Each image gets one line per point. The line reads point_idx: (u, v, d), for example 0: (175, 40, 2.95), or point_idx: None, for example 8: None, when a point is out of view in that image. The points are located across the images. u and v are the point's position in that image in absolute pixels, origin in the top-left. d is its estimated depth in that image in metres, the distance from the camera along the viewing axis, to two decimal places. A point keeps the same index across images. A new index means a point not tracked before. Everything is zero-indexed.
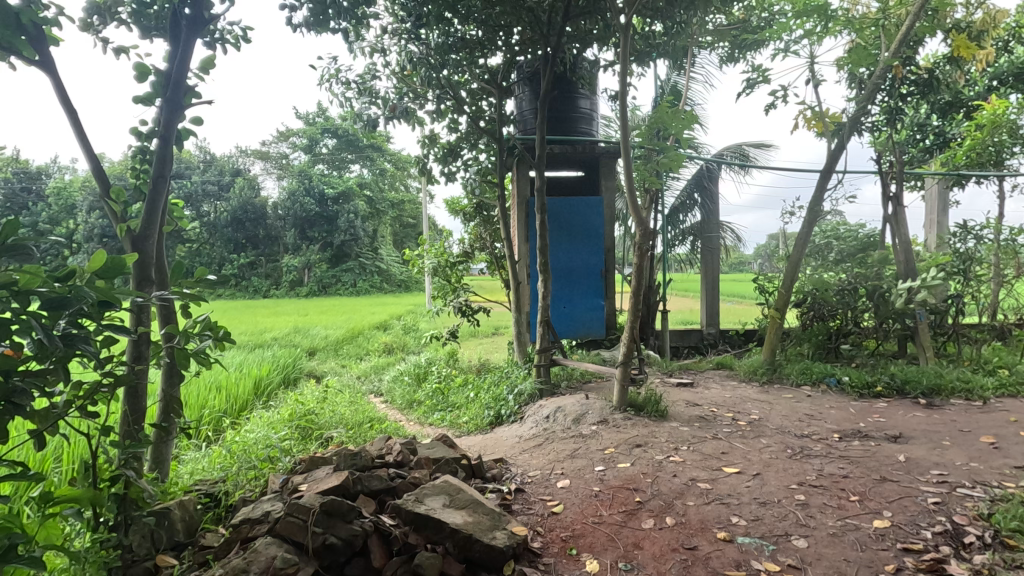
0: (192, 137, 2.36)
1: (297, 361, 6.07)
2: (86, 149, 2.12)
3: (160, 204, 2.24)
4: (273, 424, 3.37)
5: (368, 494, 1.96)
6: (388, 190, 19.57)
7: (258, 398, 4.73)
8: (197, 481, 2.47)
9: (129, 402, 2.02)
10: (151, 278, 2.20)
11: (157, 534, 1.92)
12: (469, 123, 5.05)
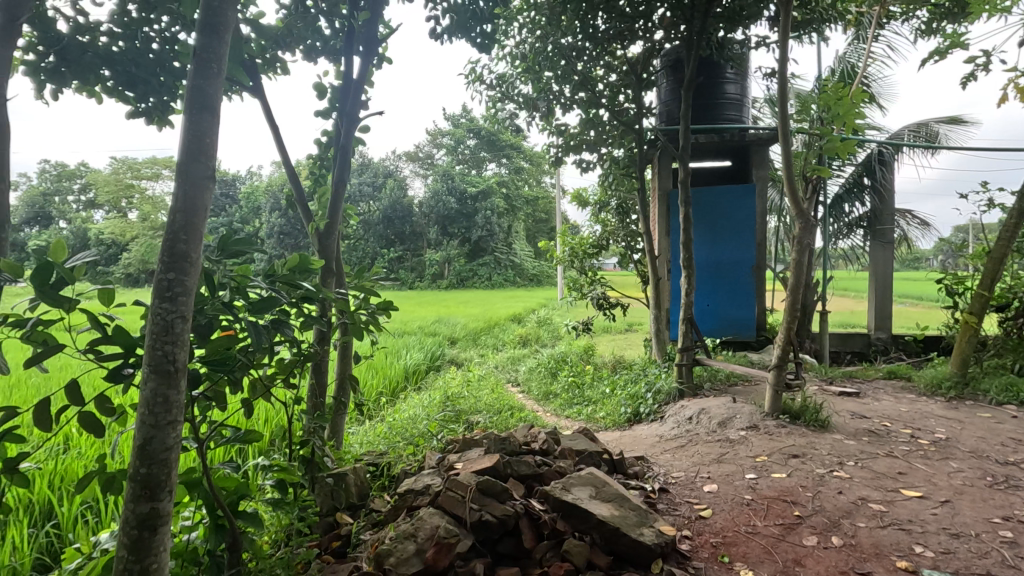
0: (362, 144, 2.64)
1: (440, 350, 6.47)
2: (283, 158, 2.48)
3: (340, 206, 2.53)
4: (426, 406, 3.66)
5: (517, 478, 2.06)
6: (522, 186, 20.11)
7: (407, 381, 5.13)
8: (366, 452, 2.79)
9: (315, 376, 2.32)
10: (331, 270, 2.49)
11: (337, 494, 2.21)
12: (606, 116, 4.98)
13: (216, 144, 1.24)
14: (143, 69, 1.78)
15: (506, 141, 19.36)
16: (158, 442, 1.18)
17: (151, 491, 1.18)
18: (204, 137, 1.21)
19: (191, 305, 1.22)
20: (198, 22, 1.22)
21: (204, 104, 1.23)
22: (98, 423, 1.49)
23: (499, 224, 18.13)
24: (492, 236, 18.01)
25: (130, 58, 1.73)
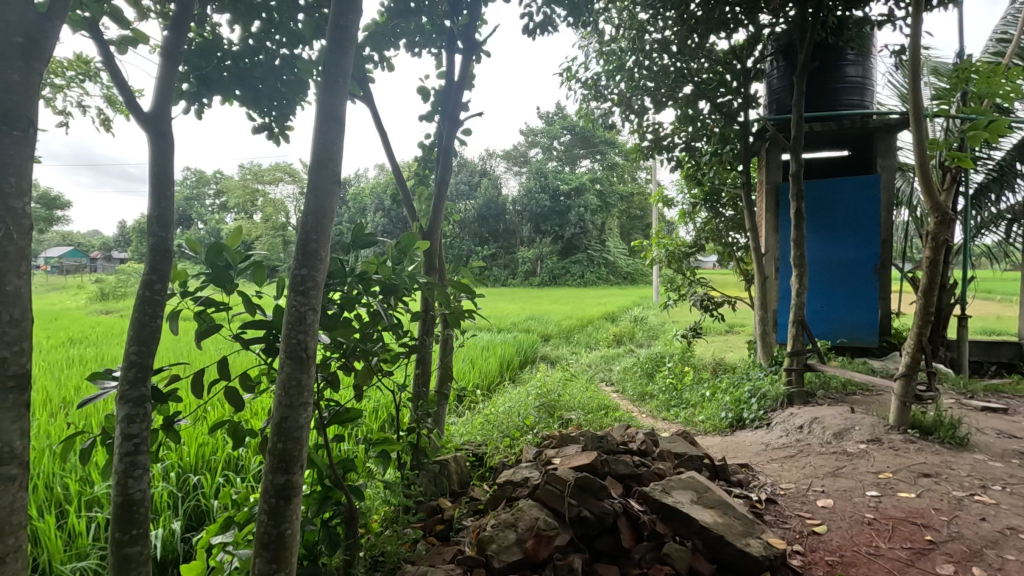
0: (463, 145, 2.74)
1: (534, 347, 6.55)
2: (391, 159, 2.64)
3: (442, 205, 2.64)
4: (522, 401, 3.73)
5: (614, 477, 2.04)
6: (616, 183, 19.76)
7: (502, 375, 5.25)
8: (466, 441, 2.91)
9: (420, 366, 2.45)
10: (434, 265, 2.59)
11: (440, 479, 2.33)
12: (708, 108, 4.77)
13: (341, 153, 1.35)
14: (266, 85, 1.92)
15: (600, 137, 19.12)
16: (293, 421, 1.31)
17: (285, 464, 1.31)
18: (331, 146, 1.32)
19: (319, 298, 1.35)
20: (327, 39, 1.34)
21: (330, 115, 1.34)
22: (240, 400, 1.68)
23: (593, 221, 17.95)
24: (585, 233, 17.91)
25: (256, 74, 1.88)
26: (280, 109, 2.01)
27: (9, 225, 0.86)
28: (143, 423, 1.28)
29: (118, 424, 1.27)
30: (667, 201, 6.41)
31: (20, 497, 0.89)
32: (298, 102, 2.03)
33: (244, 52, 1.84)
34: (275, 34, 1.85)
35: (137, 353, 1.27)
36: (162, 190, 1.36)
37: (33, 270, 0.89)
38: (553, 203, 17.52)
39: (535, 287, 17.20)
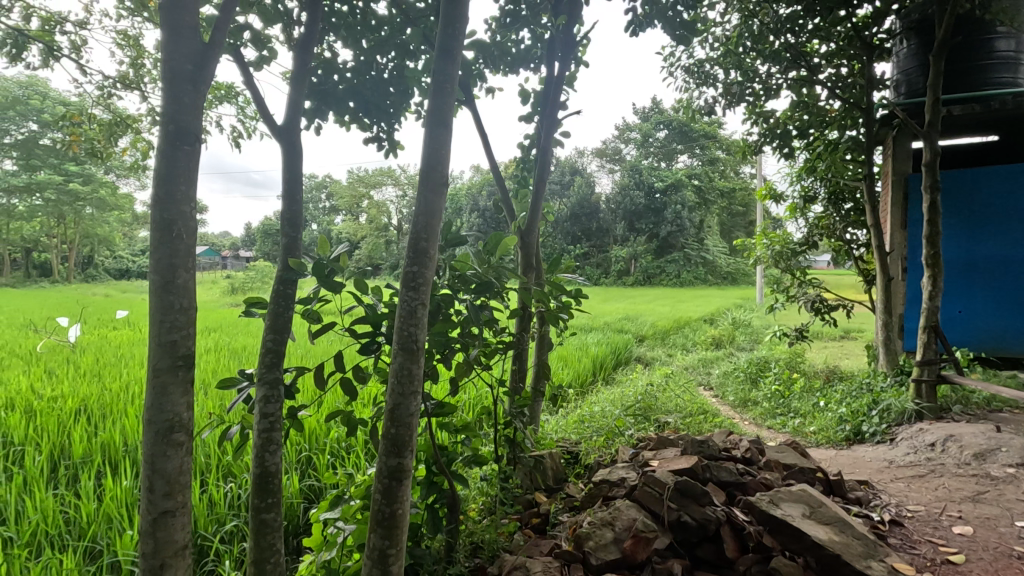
0: (561, 144, 2.75)
1: (627, 347, 6.42)
2: (491, 159, 2.72)
3: (540, 204, 2.66)
4: (617, 402, 3.68)
5: (716, 484, 1.97)
6: (716, 178, 18.86)
7: (595, 375, 5.21)
8: (561, 439, 2.93)
9: (516, 363, 2.50)
10: (532, 265, 2.61)
11: (535, 474, 2.37)
12: (825, 94, 4.41)
13: (449, 156, 1.41)
14: (376, 97, 2.05)
15: (699, 130, 18.38)
16: (405, 409, 1.40)
17: (398, 448, 1.40)
18: (440, 150, 1.38)
19: (429, 294, 1.42)
20: (437, 49, 1.40)
21: (440, 120, 1.40)
22: (355, 390, 1.81)
23: (690, 218, 17.26)
24: (683, 231, 17.35)
25: (367, 87, 2.01)
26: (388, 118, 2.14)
27: (180, 228, 0.99)
28: (277, 403, 1.43)
29: (257, 404, 1.42)
30: (775, 195, 6.02)
31: (187, 460, 1.04)
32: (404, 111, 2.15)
33: (357, 68, 1.97)
34: (386, 48, 1.97)
35: (272, 340, 1.42)
36: (293, 195, 1.51)
37: (197, 267, 1.03)
38: (648, 200, 17.14)
39: (629, 285, 16.93)
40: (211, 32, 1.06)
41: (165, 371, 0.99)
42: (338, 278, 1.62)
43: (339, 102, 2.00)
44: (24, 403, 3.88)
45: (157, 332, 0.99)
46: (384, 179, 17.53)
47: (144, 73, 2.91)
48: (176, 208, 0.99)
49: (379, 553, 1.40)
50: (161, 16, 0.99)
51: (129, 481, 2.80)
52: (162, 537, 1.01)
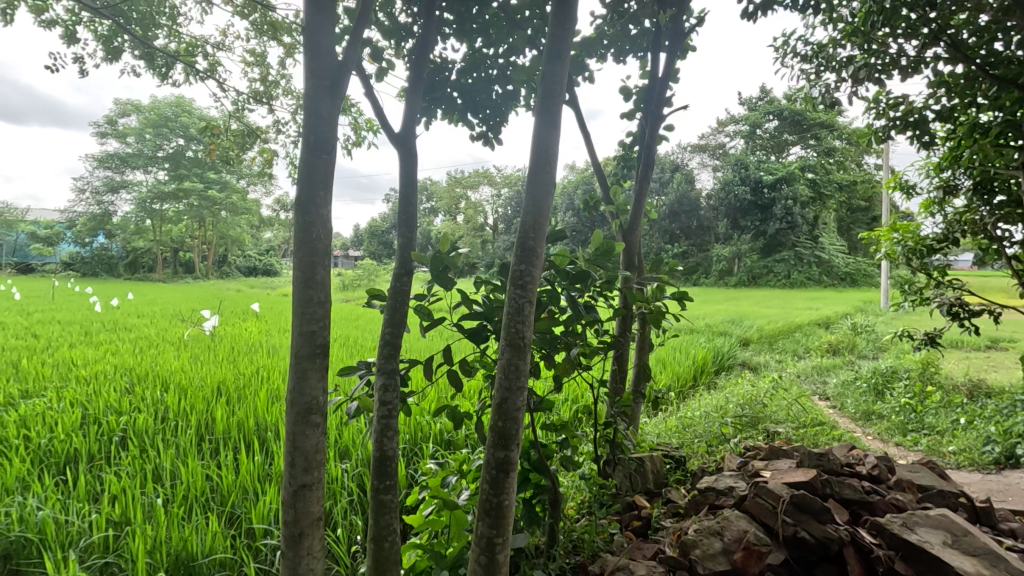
0: (666, 140, 2.68)
1: (731, 351, 6.12)
2: (593, 156, 2.71)
3: (644, 202, 2.60)
4: (721, 408, 3.52)
5: (838, 501, 1.83)
6: (833, 170, 17.36)
7: (695, 379, 5.02)
8: (662, 443, 2.86)
9: (617, 363, 2.46)
10: (635, 264, 2.57)
11: (635, 477, 2.33)
12: (972, 71, 3.90)
13: (557, 156, 1.41)
14: (485, 95, 2.10)
15: (813, 119, 17.01)
16: (512, 404, 1.44)
17: (505, 441, 1.45)
18: (548, 150, 1.39)
19: (536, 292, 1.45)
20: (546, 50, 1.41)
21: (548, 120, 1.41)
22: (462, 383, 1.89)
23: (803, 214, 16.03)
24: (793, 228, 16.17)
25: (475, 89, 2.08)
26: (495, 117, 2.18)
27: (317, 229, 1.09)
28: (395, 392, 1.53)
29: (376, 392, 1.54)
30: (906, 186, 5.43)
31: (322, 440, 1.14)
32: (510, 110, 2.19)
33: (467, 68, 2.04)
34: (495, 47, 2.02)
35: (390, 333, 1.53)
36: (408, 197, 1.61)
37: (331, 264, 1.12)
38: (755, 196, 16.17)
39: (732, 287, 16.08)
40: (345, 49, 1.15)
41: (305, 358, 1.10)
42: (449, 276, 1.69)
43: (449, 104, 2.09)
44: (177, 383, 4.47)
45: (299, 323, 1.11)
46: (481, 181, 18.09)
47: (273, 89, 3.22)
48: (316, 211, 1.09)
49: (487, 541, 1.45)
50: (303, 36, 1.09)
51: (261, 457, 3.13)
52: (301, 507, 1.12)
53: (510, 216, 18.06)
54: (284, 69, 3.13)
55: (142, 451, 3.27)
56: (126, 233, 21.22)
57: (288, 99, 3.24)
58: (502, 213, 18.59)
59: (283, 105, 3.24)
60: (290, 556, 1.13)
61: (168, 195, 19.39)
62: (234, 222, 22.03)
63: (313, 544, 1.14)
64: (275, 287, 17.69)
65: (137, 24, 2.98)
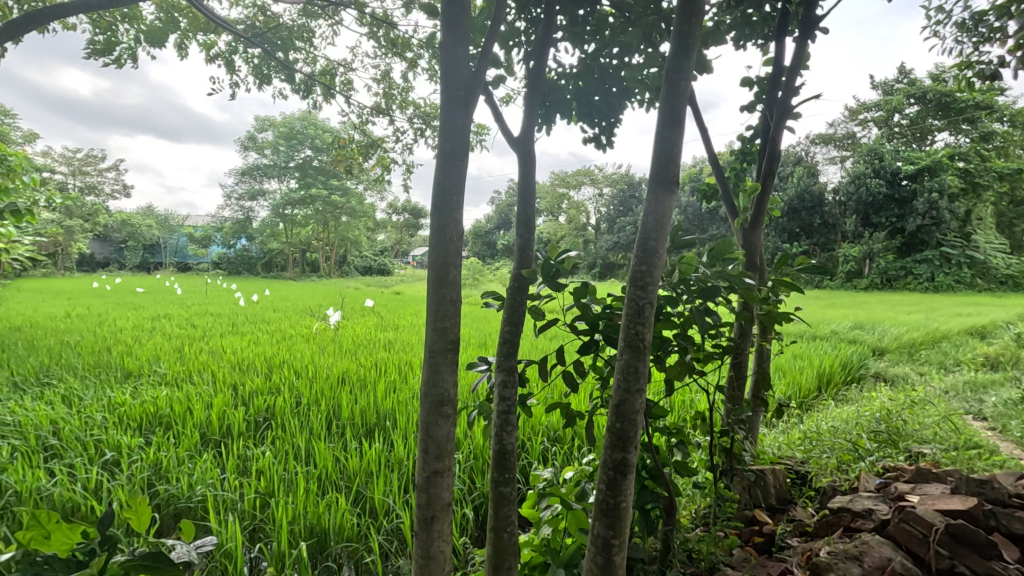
0: (791, 132, 2.50)
1: (862, 360, 5.56)
2: (710, 152, 2.59)
3: (767, 199, 2.44)
4: (852, 422, 3.22)
5: (1006, 536, 1.60)
6: (991, 157, 15.13)
7: (820, 389, 4.63)
8: (783, 456, 2.67)
9: (734, 369, 2.34)
10: (756, 265, 2.42)
11: (755, 490, 2.20)
12: None
13: (680, 154, 1.37)
14: (598, 96, 2.08)
15: (965, 100, 14.96)
16: (631, 405, 1.43)
17: (622, 442, 1.43)
18: (672, 149, 1.36)
19: (657, 294, 1.42)
20: (672, 47, 1.38)
21: (671, 118, 1.38)
22: (574, 383, 1.90)
23: (951, 209, 14.15)
24: (939, 224, 14.33)
25: (588, 90, 2.06)
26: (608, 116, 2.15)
27: (450, 231, 1.16)
28: (513, 389, 1.58)
29: (496, 388, 1.59)
30: None
31: (452, 430, 1.21)
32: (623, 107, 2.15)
33: (581, 69, 2.02)
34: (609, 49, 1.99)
35: (509, 331, 1.58)
36: (526, 200, 1.65)
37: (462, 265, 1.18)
38: (891, 189, 14.54)
39: (861, 289, 14.59)
40: (477, 60, 1.21)
41: (438, 352, 1.17)
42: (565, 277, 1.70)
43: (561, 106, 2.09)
44: (308, 371, 4.94)
45: (433, 320, 1.18)
46: (583, 179, 18.00)
47: (393, 100, 3.43)
48: (449, 214, 1.16)
49: (603, 541, 1.45)
50: (440, 50, 1.16)
51: (381, 443, 3.37)
52: (433, 492, 1.20)
53: (613, 215, 17.78)
54: (404, 82, 3.33)
55: (281, 430, 3.66)
56: (263, 235, 23.72)
57: (407, 111, 3.44)
58: (605, 212, 18.35)
59: (402, 117, 3.45)
60: (422, 536, 1.21)
61: (298, 200, 21.62)
62: (353, 224, 23.79)
63: (443, 527, 1.22)
64: (389, 287, 18.34)
65: (280, 49, 3.33)
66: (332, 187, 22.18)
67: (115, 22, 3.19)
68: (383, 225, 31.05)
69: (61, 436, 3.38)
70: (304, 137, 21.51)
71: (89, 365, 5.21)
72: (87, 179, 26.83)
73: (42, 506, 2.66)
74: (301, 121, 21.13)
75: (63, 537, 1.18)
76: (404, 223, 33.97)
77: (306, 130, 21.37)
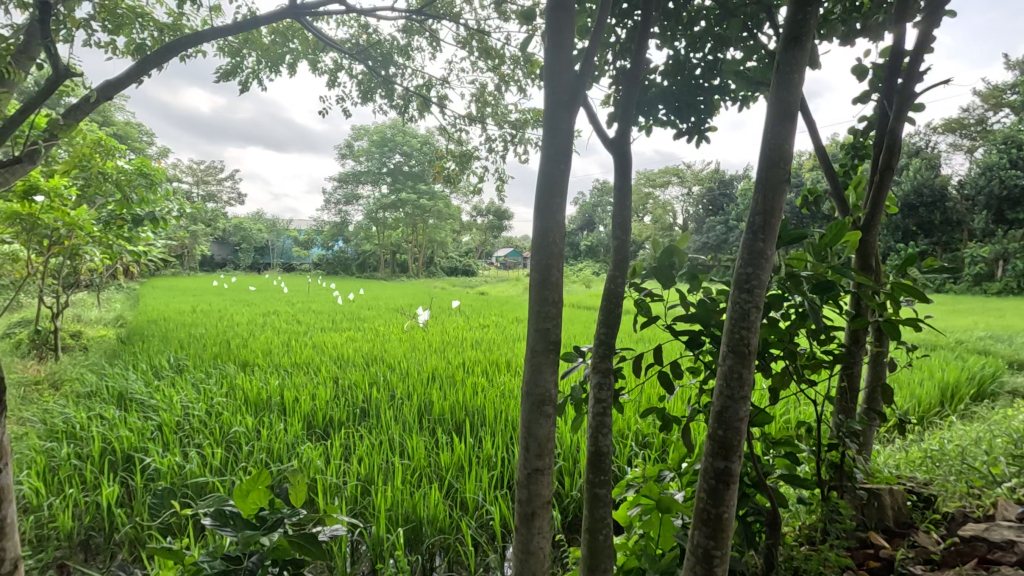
0: (913, 122, 2.28)
1: (996, 375, 4.96)
2: (818, 146, 2.43)
3: (885, 196, 2.24)
4: (986, 442, 2.88)
5: None
6: None
7: (944, 405, 4.18)
8: (902, 476, 2.44)
9: (846, 378, 2.17)
10: (871, 268, 2.23)
11: (869, 510, 2.03)
12: None
13: (792, 150, 1.29)
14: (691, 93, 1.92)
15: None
16: (734, 412, 1.37)
17: (725, 451, 1.38)
18: (782, 146, 1.28)
19: (765, 298, 1.35)
20: (783, 37, 1.30)
21: (782, 112, 1.30)
22: (670, 386, 1.84)
23: None
24: None
25: (676, 89, 1.92)
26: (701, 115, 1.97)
27: (553, 233, 1.18)
28: (609, 391, 1.56)
29: (592, 389, 1.59)
30: None
31: (553, 429, 1.23)
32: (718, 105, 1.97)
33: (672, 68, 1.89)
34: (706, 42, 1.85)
35: (604, 333, 1.56)
36: (623, 201, 1.61)
37: (564, 268, 1.20)
38: None
39: (993, 295, 12.99)
40: (583, 66, 1.22)
41: (540, 352, 1.20)
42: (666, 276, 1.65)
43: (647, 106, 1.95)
44: (400, 368, 5.17)
45: (535, 321, 1.20)
46: (670, 179, 17.50)
47: (486, 108, 3.53)
48: (552, 217, 1.18)
49: (704, 551, 1.40)
50: (545, 55, 1.19)
51: (471, 440, 3.46)
52: (534, 489, 1.23)
53: (702, 214, 17.11)
54: (496, 91, 3.42)
55: (377, 422, 3.87)
56: (358, 238, 25.18)
57: (498, 118, 3.53)
58: (693, 212, 17.67)
59: (493, 125, 3.53)
60: (522, 531, 1.24)
61: (390, 204, 22.82)
62: (440, 227, 24.66)
63: (543, 524, 1.24)
64: (474, 287, 18.85)
65: (382, 65, 3.53)
66: (421, 191, 23.16)
67: (242, 47, 3.55)
68: (468, 227, 31.85)
69: (192, 418, 3.79)
70: (396, 143, 23.06)
71: (213, 355, 5.79)
72: (209, 188, 29.84)
73: (179, 480, 3.00)
74: (392, 128, 22.37)
75: (255, 499, 1.29)
76: (488, 225, 34.70)
77: (398, 137, 22.50)
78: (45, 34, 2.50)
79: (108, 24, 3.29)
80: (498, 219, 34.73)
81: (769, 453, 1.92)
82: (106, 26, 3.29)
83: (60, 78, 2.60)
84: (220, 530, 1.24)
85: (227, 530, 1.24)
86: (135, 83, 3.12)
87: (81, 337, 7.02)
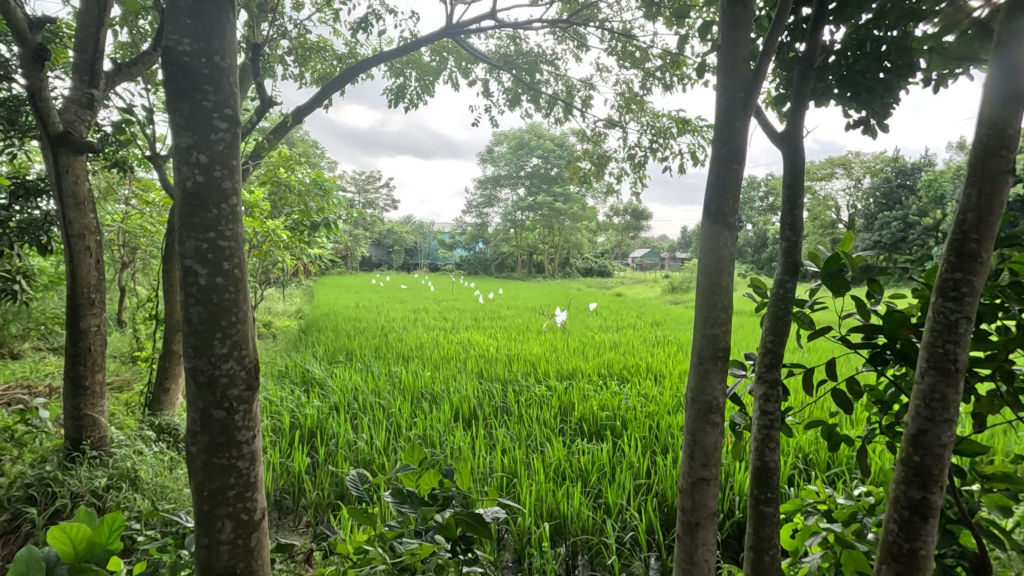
0: None
1: None
2: None
3: None
4: None
5: None
6: None
7: None
8: None
9: None
10: None
11: None
12: None
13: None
14: (860, 78, 1.51)
15: None
16: (932, 438, 1.03)
17: (923, 479, 1.04)
18: (1004, 124, 0.94)
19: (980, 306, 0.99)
20: None
21: (1007, 90, 0.95)
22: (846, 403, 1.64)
23: None
24: None
25: (851, 72, 1.52)
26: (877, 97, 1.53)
27: (726, 236, 1.14)
28: (777, 403, 1.44)
29: (757, 400, 1.48)
30: None
31: (721, 439, 1.19)
32: (904, 85, 1.50)
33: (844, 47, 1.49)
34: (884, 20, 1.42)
35: (771, 341, 1.44)
36: (793, 199, 1.43)
37: (736, 273, 1.15)
38: None
39: None
40: (759, 63, 1.17)
41: (708, 359, 1.16)
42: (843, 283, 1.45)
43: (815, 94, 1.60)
44: (541, 367, 5.29)
45: (703, 325, 1.17)
46: (833, 170, 15.69)
47: (629, 108, 3.48)
48: (724, 219, 1.14)
49: None
50: (720, 51, 1.15)
51: (615, 444, 3.42)
52: (699, 498, 1.20)
53: (873, 209, 15.08)
54: (640, 90, 3.35)
55: (521, 418, 4.00)
56: (496, 239, 26.26)
57: (642, 117, 3.45)
58: (861, 208, 15.63)
59: (635, 126, 3.47)
60: (686, 541, 1.22)
61: (527, 207, 23.46)
62: (575, 229, 24.77)
63: (708, 537, 1.21)
64: (610, 287, 19.54)
65: (528, 74, 3.66)
66: (556, 194, 23.47)
67: (404, 68, 3.91)
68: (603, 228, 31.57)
69: (360, 402, 4.27)
70: (532, 146, 23.49)
71: (375, 347, 6.44)
72: (368, 196, 33.12)
73: (351, 454, 3.40)
74: (529, 133, 22.89)
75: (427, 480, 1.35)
76: (625, 225, 34.00)
77: (534, 140, 22.98)
78: (256, 72, 2.98)
79: (298, 58, 3.82)
80: (635, 219, 33.90)
81: (975, 488, 1.62)
82: (297, 61, 3.84)
83: (265, 108, 3.08)
84: (400, 509, 1.30)
85: (406, 509, 1.29)
86: (319, 108, 3.58)
87: (272, 326, 8.23)
